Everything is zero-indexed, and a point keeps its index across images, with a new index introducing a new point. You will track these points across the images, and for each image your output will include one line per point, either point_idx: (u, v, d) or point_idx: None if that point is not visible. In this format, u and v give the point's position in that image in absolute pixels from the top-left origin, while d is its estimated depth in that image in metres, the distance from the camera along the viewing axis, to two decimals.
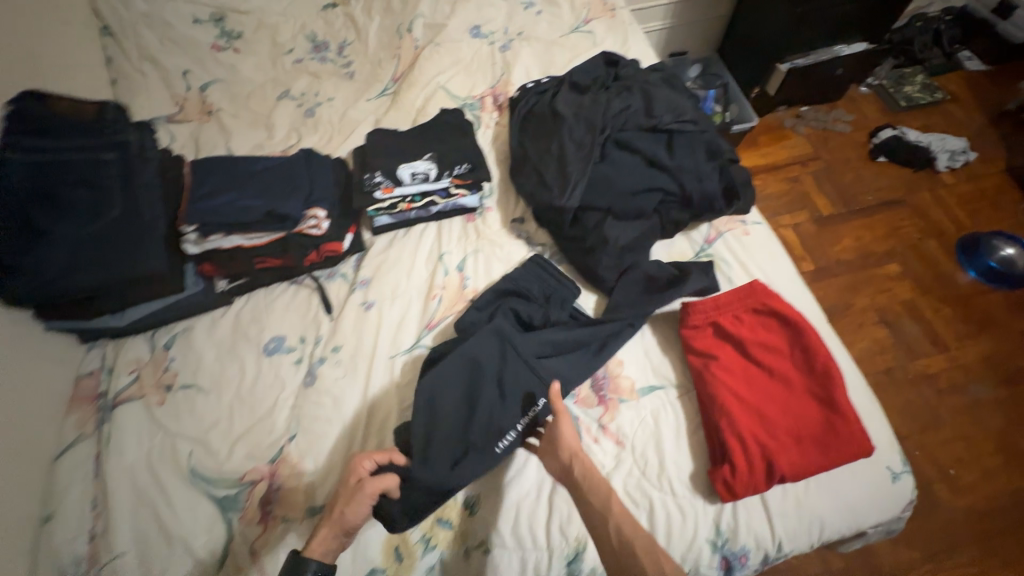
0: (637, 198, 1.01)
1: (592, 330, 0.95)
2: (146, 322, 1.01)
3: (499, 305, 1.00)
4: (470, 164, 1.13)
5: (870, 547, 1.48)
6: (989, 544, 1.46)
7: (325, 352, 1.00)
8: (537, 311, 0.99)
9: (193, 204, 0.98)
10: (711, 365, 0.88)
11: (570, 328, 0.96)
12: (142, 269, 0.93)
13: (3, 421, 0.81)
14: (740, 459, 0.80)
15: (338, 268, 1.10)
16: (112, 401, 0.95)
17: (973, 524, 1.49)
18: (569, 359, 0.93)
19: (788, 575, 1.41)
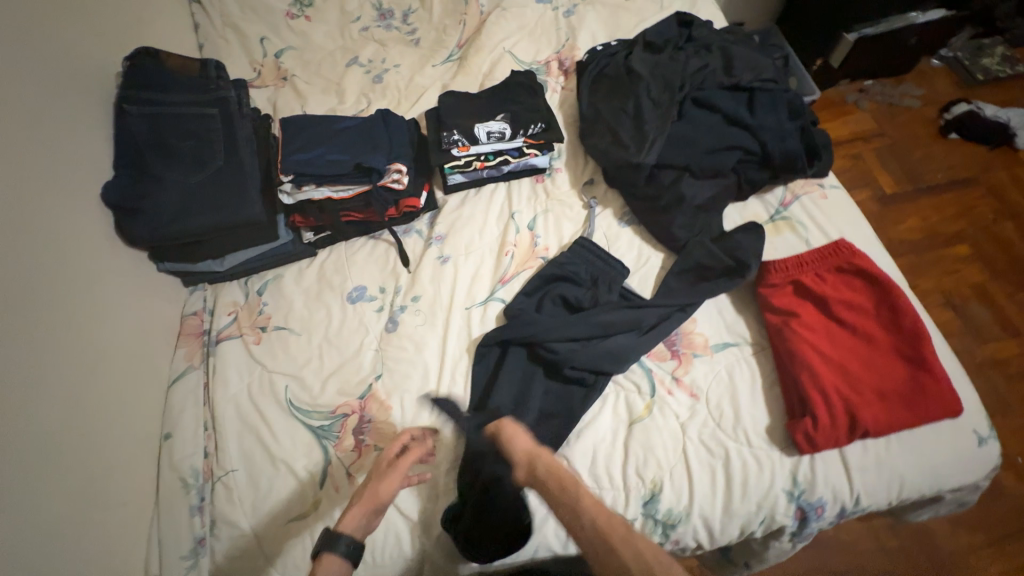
0: (716, 155, 1.01)
1: (642, 313, 0.96)
2: (242, 268, 1.09)
3: (546, 292, 1.02)
4: (544, 123, 1.14)
5: (927, 530, 1.45)
6: None
7: (405, 301, 1.05)
8: (584, 294, 1.01)
9: (289, 155, 1.05)
10: (790, 322, 0.89)
11: (617, 309, 0.97)
12: (241, 216, 0.99)
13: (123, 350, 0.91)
14: (821, 412, 0.81)
15: (413, 225, 1.16)
16: (215, 338, 1.03)
17: None
18: (620, 339, 0.94)
19: (839, 549, 1.40)
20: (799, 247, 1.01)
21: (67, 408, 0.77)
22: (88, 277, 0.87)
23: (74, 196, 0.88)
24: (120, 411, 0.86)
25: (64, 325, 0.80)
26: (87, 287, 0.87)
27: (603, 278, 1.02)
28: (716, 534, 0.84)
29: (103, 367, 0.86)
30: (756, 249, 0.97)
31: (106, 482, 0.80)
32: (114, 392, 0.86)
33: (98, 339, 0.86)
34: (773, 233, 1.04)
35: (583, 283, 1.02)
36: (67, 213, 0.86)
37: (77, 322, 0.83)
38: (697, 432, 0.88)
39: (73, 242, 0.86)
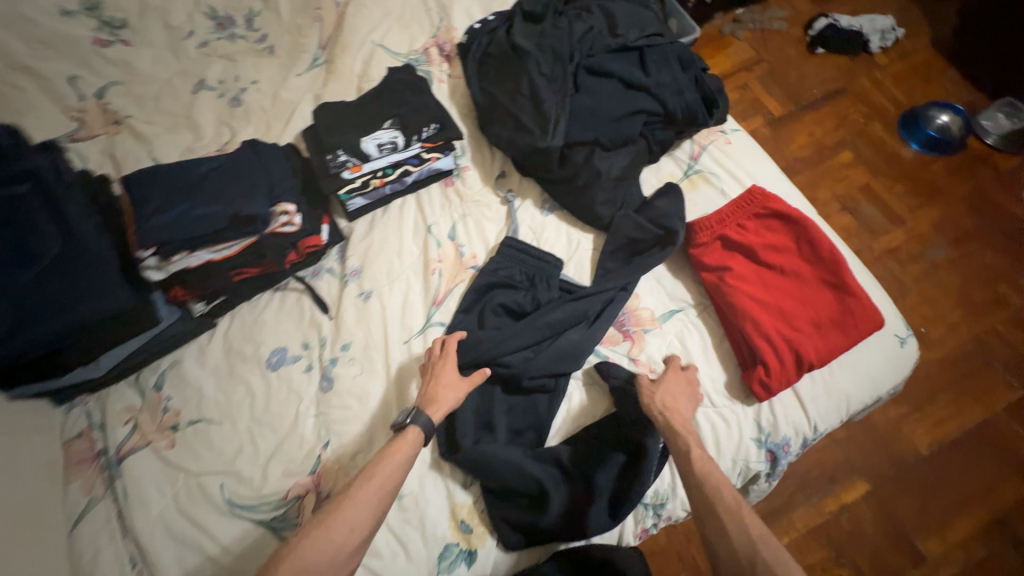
0: (623, 123, 0.98)
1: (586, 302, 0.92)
2: (125, 366, 0.91)
3: (484, 303, 0.95)
4: (437, 123, 1.04)
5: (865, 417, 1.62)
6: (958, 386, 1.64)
7: (334, 353, 0.94)
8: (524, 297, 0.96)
9: (144, 222, 0.85)
10: (725, 277, 0.90)
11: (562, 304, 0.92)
12: (107, 307, 0.81)
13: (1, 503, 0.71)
14: (771, 358, 0.84)
15: (322, 264, 1.02)
16: (116, 456, 0.86)
17: (945, 371, 1.66)
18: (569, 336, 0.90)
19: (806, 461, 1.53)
20: (717, 199, 1.02)
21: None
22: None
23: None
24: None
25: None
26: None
27: (539, 275, 0.97)
28: None
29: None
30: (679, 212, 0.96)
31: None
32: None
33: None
34: (690, 189, 1.04)
35: (519, 285, 0.97)
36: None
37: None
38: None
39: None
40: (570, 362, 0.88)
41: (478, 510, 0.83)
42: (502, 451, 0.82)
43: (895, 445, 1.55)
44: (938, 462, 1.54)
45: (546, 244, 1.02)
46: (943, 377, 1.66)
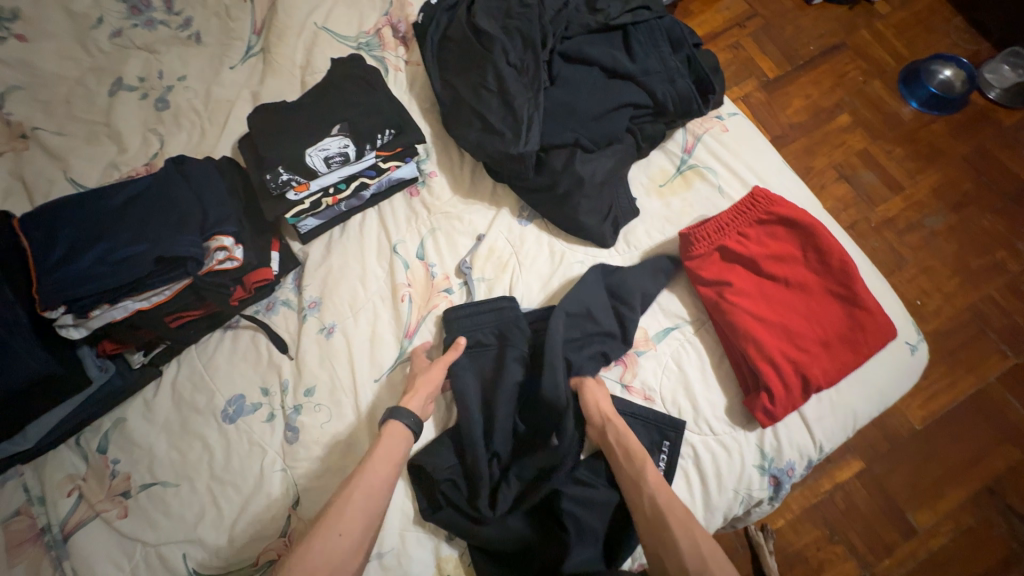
0: (607, 120, 0.85)
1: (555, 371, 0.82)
2: (63, 430, 0.82)
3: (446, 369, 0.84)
4: (394, 126, 0.88)
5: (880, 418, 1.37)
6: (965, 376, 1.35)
7: (298, 399, 0.85)
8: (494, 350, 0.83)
9: (53, 275, 0.73)
10: (725, 294, 0.81)
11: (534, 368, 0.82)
12: (22, 377, 0.73)
13: None
14: (776, 383, 0.77)
15: (276, 296, 0.91)
16: (63, 532, 0.78)
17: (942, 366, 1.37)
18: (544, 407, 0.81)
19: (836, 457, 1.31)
20: (714, 198, 0.92)
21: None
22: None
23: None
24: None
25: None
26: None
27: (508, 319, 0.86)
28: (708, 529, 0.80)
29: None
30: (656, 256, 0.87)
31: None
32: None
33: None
34: (684, 186, 0.93)
35: (489, 339, 0.85)
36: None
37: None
38: (663, 442, 0.80)
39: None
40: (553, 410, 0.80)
41: (465, 563, 0.78)
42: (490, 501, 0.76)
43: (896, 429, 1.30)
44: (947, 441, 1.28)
45: (525, 259, 0.92)
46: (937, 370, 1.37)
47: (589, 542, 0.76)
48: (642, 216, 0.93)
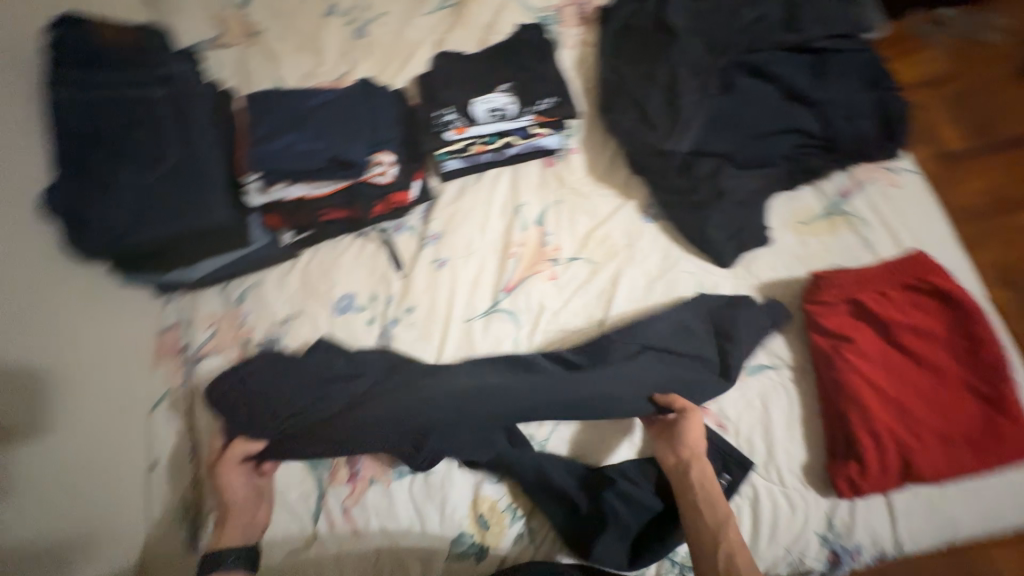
0: (768, 140, 0.83)
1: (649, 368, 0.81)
2: (218, 275, 0.98)
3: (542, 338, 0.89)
4: (558, 97, 0.96)
5: None
6: None
7: (398, 312, 0.94)
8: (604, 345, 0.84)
9: (253, 148, 0.88)
10: (843, 349, 0.76)
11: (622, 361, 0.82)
12: (207, 222, 0.86)
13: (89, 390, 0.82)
14: (871, 457, 0.71)
15: (405, 221, 1.01)
16: (195, 354, 0.95)
17: None
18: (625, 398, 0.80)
19: None
20: (857, 250, 0.86)
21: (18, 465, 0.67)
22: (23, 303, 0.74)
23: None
24: (85, 453, 0.78)
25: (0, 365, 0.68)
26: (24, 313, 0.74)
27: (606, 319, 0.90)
28: None
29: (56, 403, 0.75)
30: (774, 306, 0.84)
31: (68, 543, 0.72)
32: (91, 441, 0.79)
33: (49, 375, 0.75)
34: (828, 230, 0.88)
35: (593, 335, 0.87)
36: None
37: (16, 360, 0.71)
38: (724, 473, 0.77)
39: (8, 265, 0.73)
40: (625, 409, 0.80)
41: (499, 510, 0.81)
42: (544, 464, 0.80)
43: None
44: None
45: (638, 254, 0.94)
46: None
47: (618, 533, 0.76)
48: (771, 247, 0.90)
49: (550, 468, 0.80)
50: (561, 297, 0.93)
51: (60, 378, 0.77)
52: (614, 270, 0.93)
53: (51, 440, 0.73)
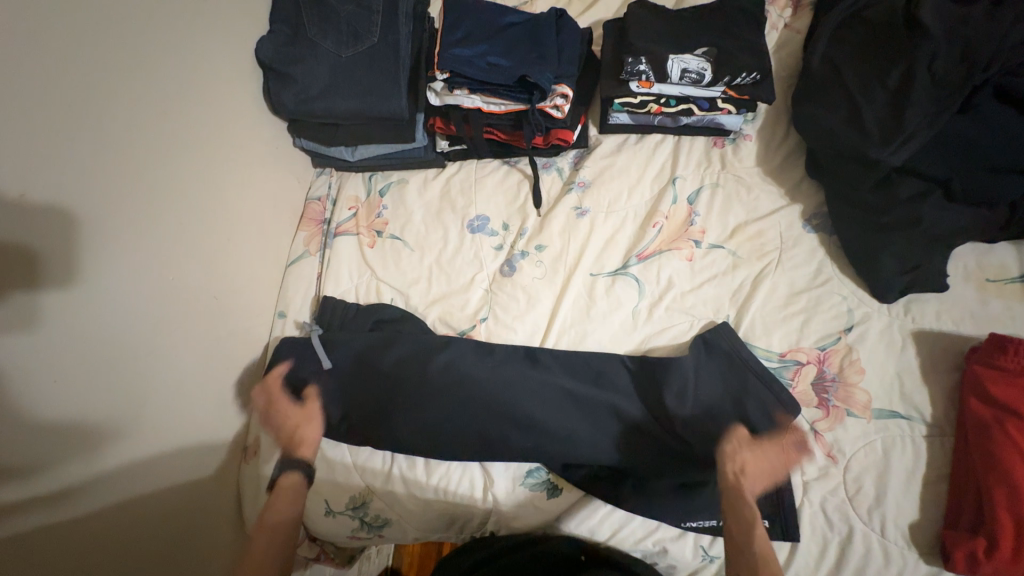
0: (992, 178, 0.75)
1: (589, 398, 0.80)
2: (371, 163, 1.02)
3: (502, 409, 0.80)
4: (760, 75, 0.88)
5: None
6: None
7: (528, 247, 0.94)
8: (671, 362, 0.81)
9: (446, 49, 0.89)
10: (1007, 423, 0.69)
11: (586, 413, 0.80)
12: (386, 108, 0.89)
13: (206, 252, 0.81)
14: (1005, 542, 0.65)
15: (554, 161, 1.01)
16: (334, 229, 1.00)
17: None
18: (587, 417, 0.80)
19: None
20: None
21: (184, 282, 0.77)
22: (215, 147, 0.83)
23: (209, 66, 0.82)
24: (236, 289, 0.87)
25: (187, 196, 0.78)
26: (212, 153, 0.83)
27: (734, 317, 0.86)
28: None
29: (222, 239, 0.85)
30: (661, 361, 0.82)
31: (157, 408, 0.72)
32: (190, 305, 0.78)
33: (222, 215, 0.84)
34: (1017, 295, 0.79)
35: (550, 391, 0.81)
36: (206, 82, 0.81)
37: (200, 193, 0.80)
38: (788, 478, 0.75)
39: (218, 115, 0.83)
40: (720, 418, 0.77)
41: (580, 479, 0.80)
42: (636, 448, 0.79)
43: None
44: None
45: (787, 261, 0.87)
46: None
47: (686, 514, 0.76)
48: (943, 296, 0.82)
49: (474, 434, 0.80)
50: (689, 279, 0.89)
51: (229, 218, 0.86)
52: (756, 273, 0.88)
53: (211, 271, 0.82)
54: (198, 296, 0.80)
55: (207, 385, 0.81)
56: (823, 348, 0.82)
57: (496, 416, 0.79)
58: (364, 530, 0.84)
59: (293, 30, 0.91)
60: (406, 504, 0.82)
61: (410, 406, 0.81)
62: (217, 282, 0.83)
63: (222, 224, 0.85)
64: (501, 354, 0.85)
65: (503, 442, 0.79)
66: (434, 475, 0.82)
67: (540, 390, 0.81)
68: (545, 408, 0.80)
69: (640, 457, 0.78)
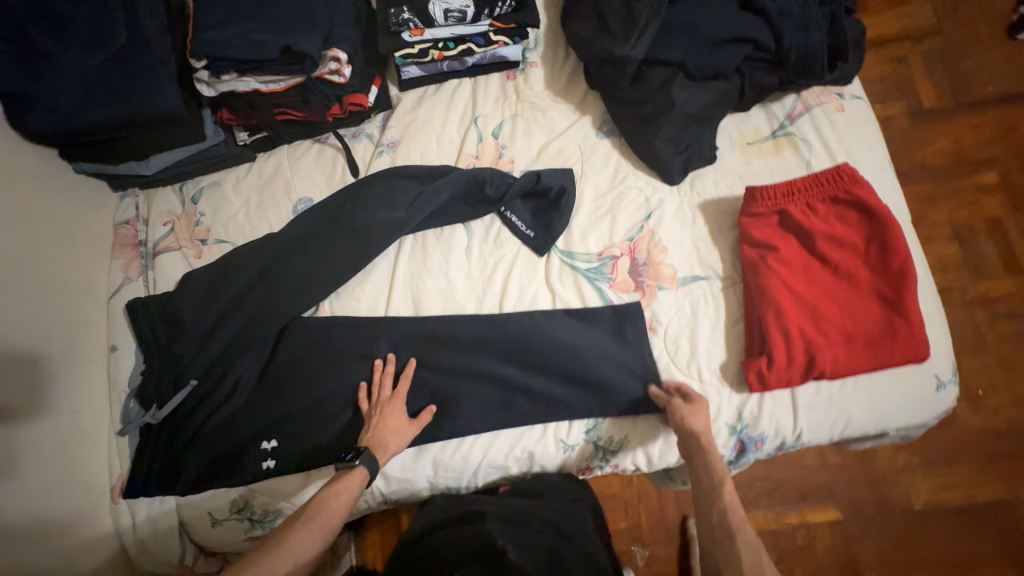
0: (723, 50, 0.83)
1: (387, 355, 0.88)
2: (174, 172, 0.98)
3: (314, 377, 0.88)
4: (516, 2, 0.93)
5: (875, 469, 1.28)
6: (992, 477, 1.24)
7: (340, 227, 0.93)
8: (458, 328, 0.89)
9: (201, 34, 0.85)
10: (767, 258, 0.80)
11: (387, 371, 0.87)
12: (158, 109, 0.85)
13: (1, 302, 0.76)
14: (779, 355, 0.77)
15: (363, 128, 1.01)
16: (152, 249, 0.96)
17: (971, 454, 1.26)
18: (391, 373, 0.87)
19: (814, 492, 1.26)
20: (797, 170, 0.89)
21: None
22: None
23: None
24: (49, 334, 0.82)
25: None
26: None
27: (552, 234, 0.92)
28: (655, 460, 0.85)
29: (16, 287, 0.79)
30: (458, 324, 0.89)
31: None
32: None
33: (13, 263, 0.80)
34: (771, 151, 0.91)
35: (358, 361, 0.88)
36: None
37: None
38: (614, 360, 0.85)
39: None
40: (551, 365, 0.86)
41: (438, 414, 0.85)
42: (445, 392, 0.87)
43: (885, 493, 1.25)
44: (928, 529, 1.23)
45: (589, 170, 0.95)
46: (966, 460, 1.25)
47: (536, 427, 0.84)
48: (717, 166, 0.92)
49: (301, 397, 0.87)
50: (502, 208, 0.94)
51: (20, 266, 0.81)
52: (565, 187, 0.92)
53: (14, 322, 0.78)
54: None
55: (47, 437, 0.78)
56: (631, 239, 0.91)
57: (409, 348, 0.89)
58: (257, 527, 0.85)
59: None
60: (290, 489, 0.84)
61: (325, 377, 0.88)
62: (23, 333, 0.79)
63: (11, 272, 0.79)
64: (304, 332, 0.90)
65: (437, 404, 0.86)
66: (307, 454, 0.84)
67: (449, 347, 0.88)
68: (463, 354, 0.88)
69: (481, 411, 0.85)
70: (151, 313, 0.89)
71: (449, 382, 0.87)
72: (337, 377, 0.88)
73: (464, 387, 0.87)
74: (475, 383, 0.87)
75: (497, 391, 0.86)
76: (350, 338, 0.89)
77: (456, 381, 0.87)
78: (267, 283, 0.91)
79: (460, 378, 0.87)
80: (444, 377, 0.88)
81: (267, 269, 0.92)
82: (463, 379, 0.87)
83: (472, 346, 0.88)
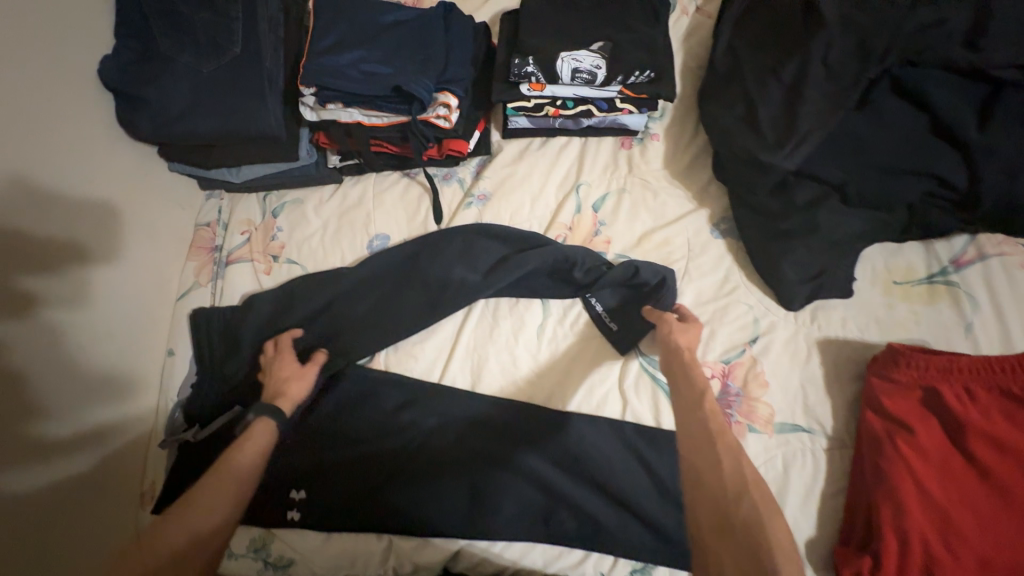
0: (894, 182, 0.71)
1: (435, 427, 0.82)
2: (260, 183, 0.95)
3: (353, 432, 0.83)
4: (655, 72, 0.82)
5: None
6: None
7: (414, 277, 0.87)
8: (514, 416, 0.81)
9: (317, 58, 0.80)
10: (896, 437, 0.67)
11: (431, 445, 0.81)
12: (256, 128, 0.82)
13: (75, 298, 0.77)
14: (889, 559, 0.63)
15: (456, 171, 0.95)
16: (226, 258, 0.94)
17: None
18: (433, 448, 0.81)
19: None
20: (952, 330, 0.74)
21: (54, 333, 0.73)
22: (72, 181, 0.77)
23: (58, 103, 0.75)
24: (114, 334, 0.82)
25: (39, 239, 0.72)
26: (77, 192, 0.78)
27: (635, 333, 0.82)
28: None
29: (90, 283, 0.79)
30: (516, 412, 0.81)
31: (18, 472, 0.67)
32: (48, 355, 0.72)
33: (92, 258, 0.79)
34: (922, 299, 0.76)
35: (402, 426, 0.82)
36: (42, 117, 0.73)
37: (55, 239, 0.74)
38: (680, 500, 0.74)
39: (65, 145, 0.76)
40: (605, 485, 0.76)
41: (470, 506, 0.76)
42: (485, 484, 0.78)
43: None
44: None
45: (694, 269, 0.83)
46: None
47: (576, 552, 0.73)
48: (850, 301, 0.78)
49: (334, 452, 0.81)
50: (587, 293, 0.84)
51: (101, 261, 0.81)
52: (663, 285, 0.81)
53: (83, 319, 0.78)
54: (65, 351, 0.74)
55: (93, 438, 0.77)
56: (728, 361, 0.78)
57: (454, 424, 0.82)
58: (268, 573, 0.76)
59: (146, 43, 0.82)
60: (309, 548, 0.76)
61: (366, 435, 0.82)
62: (91, 330, 0.79)
63: (91, 266, 0.79)
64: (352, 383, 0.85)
65: (468, 495, 0.77)
66: (325, 513, 0.78)
67: (499, 434, 0.80)
68: (512, 444, 0.80)
69: (520, 516, 0.76)
70: (211, 326, 0.87)
71: (491, 473, 0.78)
72: (376, 439, 0.82)
73: (505, 484, 0.77)
74: (519, 484, 0.77)
75: (541, 498, 0.77)
76: (398, 398, 0.84)
77: (501, 472, 0.78)
78: (330, 322, 0.87)
79: (504, 475, 0.78)
80: (490, 464, 0.79)
81: (331, 305, 0.88)
82: (507, 472, 0.78)
83: (525, 441, 0.80)
